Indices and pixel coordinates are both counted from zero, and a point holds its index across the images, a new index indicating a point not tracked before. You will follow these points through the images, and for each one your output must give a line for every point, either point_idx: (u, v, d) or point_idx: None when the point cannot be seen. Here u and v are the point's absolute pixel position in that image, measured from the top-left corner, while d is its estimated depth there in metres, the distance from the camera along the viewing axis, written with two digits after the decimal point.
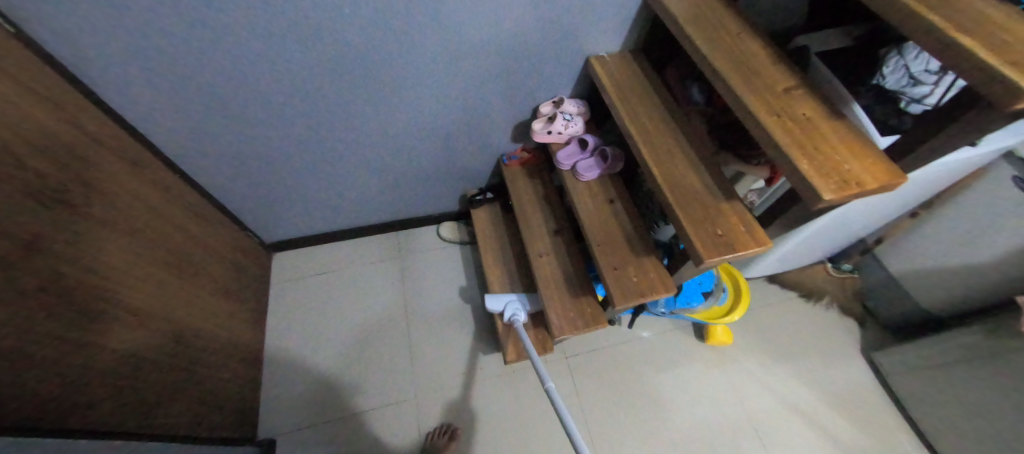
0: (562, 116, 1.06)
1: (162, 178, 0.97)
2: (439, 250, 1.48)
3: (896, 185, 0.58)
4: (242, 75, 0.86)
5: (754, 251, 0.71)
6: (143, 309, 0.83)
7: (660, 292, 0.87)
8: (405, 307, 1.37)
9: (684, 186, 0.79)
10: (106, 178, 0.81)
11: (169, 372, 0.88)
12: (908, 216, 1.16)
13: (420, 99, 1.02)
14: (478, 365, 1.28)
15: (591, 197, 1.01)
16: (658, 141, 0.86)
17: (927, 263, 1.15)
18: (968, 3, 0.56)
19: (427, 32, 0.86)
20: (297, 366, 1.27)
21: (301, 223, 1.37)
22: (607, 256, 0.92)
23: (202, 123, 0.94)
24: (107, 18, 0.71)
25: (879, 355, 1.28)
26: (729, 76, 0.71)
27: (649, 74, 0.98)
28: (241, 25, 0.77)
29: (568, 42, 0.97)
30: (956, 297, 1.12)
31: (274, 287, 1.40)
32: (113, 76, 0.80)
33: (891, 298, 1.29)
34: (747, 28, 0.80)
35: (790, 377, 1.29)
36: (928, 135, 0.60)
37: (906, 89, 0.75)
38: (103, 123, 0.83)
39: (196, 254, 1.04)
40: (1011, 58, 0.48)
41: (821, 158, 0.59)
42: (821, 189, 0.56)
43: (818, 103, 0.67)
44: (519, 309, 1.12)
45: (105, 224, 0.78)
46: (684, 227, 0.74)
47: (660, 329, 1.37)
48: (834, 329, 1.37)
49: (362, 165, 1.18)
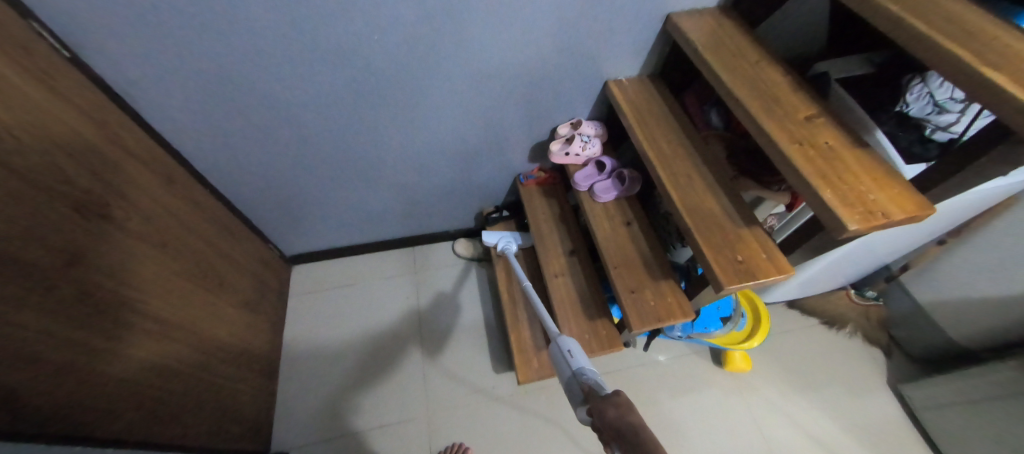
0: (580, 138, 1.08)
1: (192, 192, 1.00)
2: (455, 267, 1.49)
3: (923, 216, 0.57)
4: (273, 95, 0.89)
5: (776, 278, 0.70)
6: (169, 320, 0.85)
7: (677, 317, 0.85)
8: (419, 323, 1.38)
9: (703, 210, 0.79)
10: (141, 192, 0.84)
11: (190, 383, 0.89)
12: (935, 243, 1.12)
13: (442, 119, 1.04)
14: (490, 385, 1.27)
15: (608, 219, 1.01)
16: (677, 165, 0.86)
17: (957, 293, 1.12)
18: (995, 35, 0.55)
19: (451, 57, 0.89)
20: (311, 380, 1.28)
21: (320, 236, 1.39)
22: (623, 278, 0.91)
23: (232, 141, 0.97)
24: (152, 44, 0.75)
25: (907, 387, 1.23)
26: (750, 103, 0.71)
27: (668, 98, 0.99)
28: (276, 48, 0.80)
29: (588, 66, 0.98)
30: (987, 329, 1.09)
31: (292, 299, 1.42)
32: (155, 96, 0.84)
33: (918, 328, 1.25)
34: (767, 55, 0.80)
35: (812, 408, 1.25)
36: (958, 167, 0.59)
37: (930, 116, 0.74)
38: (142, 140, 0.88)
39: (221, 267, 1.07)
40: None
41: (845, 187, 0.59)
42: (846, 219, 0.55)
43: (840, 132, 0.67)
44: (511, 242, 1.32)
45: (139, 238, 0.82)
46: (704, 252, 0.74)
47: (676, 352, 1.34)
48: (858, 359, 1.32)
49: (383, 182, 1.21)
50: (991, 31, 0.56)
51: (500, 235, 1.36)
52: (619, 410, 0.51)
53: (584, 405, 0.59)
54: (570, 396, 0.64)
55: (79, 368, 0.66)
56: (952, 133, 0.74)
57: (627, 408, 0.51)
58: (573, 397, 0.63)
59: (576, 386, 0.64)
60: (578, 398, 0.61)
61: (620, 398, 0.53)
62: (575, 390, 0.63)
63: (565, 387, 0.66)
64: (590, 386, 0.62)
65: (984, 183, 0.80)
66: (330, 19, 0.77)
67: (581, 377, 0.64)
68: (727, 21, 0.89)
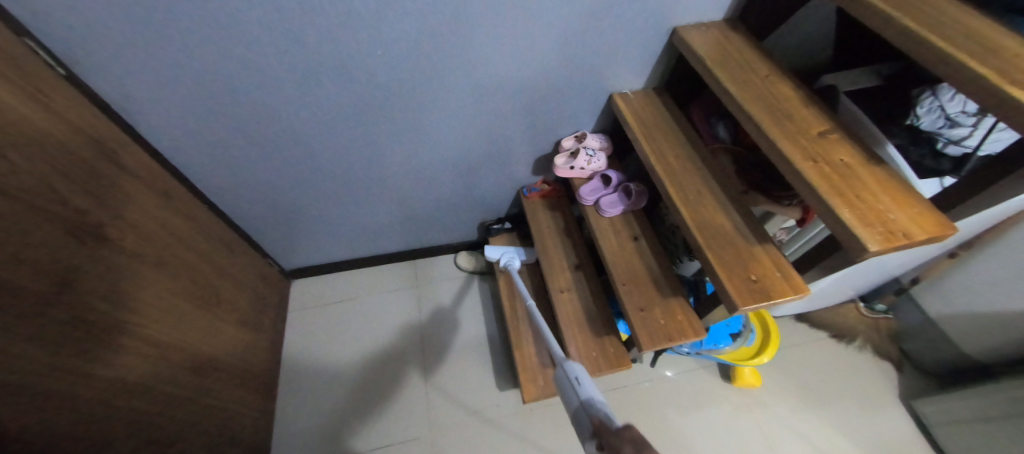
0: (585, 152, 1.06)
1: (190, 208, 0.99)
2: (457, 280, 1.47)
3: (945, 236, 0.55)
4: (273, 110, 0.88)
5: (791, 298, 0.68)
6: (164, 341, 0.83)
7: (688, 336, 0.83)
8: (421, 339, 1.35)
9: (713, 227, 0.77)
10: (139, 210, 0.83)
11: (187, 405, 0.87)
12: (946, 256, 1.10)
13: (444, 132, 1.03)
14: (495, 402, 1.24)
15: (614, 234, 1.00)
16: (685, 180, 0.85)
17: (970, 307, 1.10)
18: (1014, 51, 0.54)
19: (453, 70, 0.88)
20: (310, 399, 1.25)
21: (321, 250, 1.38)
22: (632, 295, 0.89)
23: (231, 156, 0.96)
24: (151, 60, 0.74)
25: (921, 403, 1.20)
26: (761, 119, 0.70)
27: (674, 111, 0.97)
28: (276, 63, 0.79)
29: (593, 79, 0.98)
30: (1002, 344, 1.06)
31: (292, 314, 1.40)
32: (153, 111, 0.83)
33: (930, 341, 1.22)
34: (775, 69, 0.79)
35: (824, 424, 1.22)
36: (981, 183, 0.57)
37: (942, 130, 0.73)
38: (139, 156, 0.86)
39: (219, 283, 1.05)
40: None
41: (863, 205, 0.57)
42: (867, 240, 0.53)
43: (854, 147, 0.65)
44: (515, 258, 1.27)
45: (136, 257, 0.80)
46: (715, 270, 0.72)
47: (683, 367, 1.32)
48: (870, 373, 1.30)
49: (385, 196, 1.20)
50: (1010, 46, 0.54)
51: (502, 250, 1.33)
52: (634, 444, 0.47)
53: (594, 439, 0.54)
54: (579, 428, 0.59)
55: (63, 393, 0.62)
56: (965, 147, 0.73)
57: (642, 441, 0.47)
58: (582, 428, 0.58)
59: (585, 418, 0.58)
60: (587, 432, 0.56)
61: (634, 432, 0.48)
62: (585, 422, 0.58)
63: (574, 419, 0.60)
64: (601, 416, 0.57)
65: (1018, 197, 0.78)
66: (332, 33, 0.76)
67: (591, 407, 0.59)
68: (734, 34, 0.88)
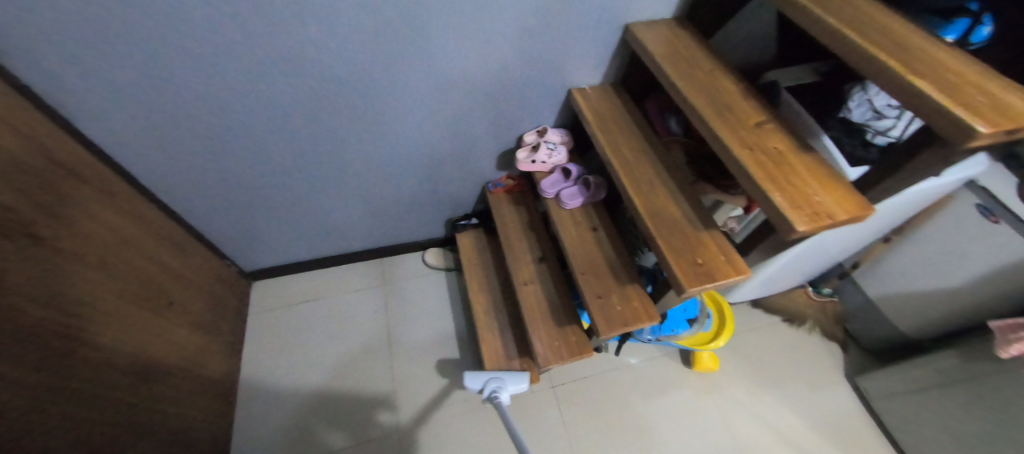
0: (546, 145, 1.08)
1: (136, 207, 0.95)
2: (424, 277, 1.47)
3: (865, 217, 0.59)
4: (225, 105, 0.86)
5: (734, 280, 0.72)
6: (102, 344, 0.80)
7: (643, 321, 0.86)
8: (388, 337, 1.35)
9: (664, 215, 0.81)
10: (75, 209, 0.79)
11: (134, 410, 0.84)
12: (881, 241, 1.19)
13: (405, 128, 1.03)
14: (462, 397, 1.25)
15: (574, 225, 1.02)
16: (639, 171, 0.88)
17: (905, 287, 1.17)
18: (918, 45, 0.58)
19: (409, 65, 0.88)
20: (272, 402, 1.22)
21: (282, 250, 1.35)
22: (591, 285, 0.91)
23: (180, 153, 0.93)
24: (85, 52, 0.71)
25: (863, 380, 1.28)
26: (704, 111, 0.73)
27: (629, 106, 1.01)
28: (224, 57, 0.77)
29: (551, 74, 1.00)
30: (931, 321, 1.14)
31: (254, 316, 1.36)
32: (91, 106, 0.79)
33: (871, 321, 1.31)
34: (719, 64, 0.83)
35: (776, 403, 1.29)
36: (888, 173, 0.60)
37: (871, 122, 0.78)
38: (76, 153, 0.82)
39: (170, 285, 1.02)
40: (963, 100, 0.48)
41: (793, 189, 0.61)
42: (794, 221, 0.57)
43: (787, 137, 0.70)
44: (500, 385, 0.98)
45: (71, 257, 0.76)
46: (665, 256, 0.75)
47: (646, 355, 1.36)
48: (818, 353, 1.38)
49: (349, 193, 1.19)
50: (916, 42, 0.59)
51: (485, 377, 1.00)
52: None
53: None
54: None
55: None
56: (890, 137, 0.79)
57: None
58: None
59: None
60: None
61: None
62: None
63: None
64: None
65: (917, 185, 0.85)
66: (282, 27, 0.75)
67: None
68: (682, 32, 0.91)
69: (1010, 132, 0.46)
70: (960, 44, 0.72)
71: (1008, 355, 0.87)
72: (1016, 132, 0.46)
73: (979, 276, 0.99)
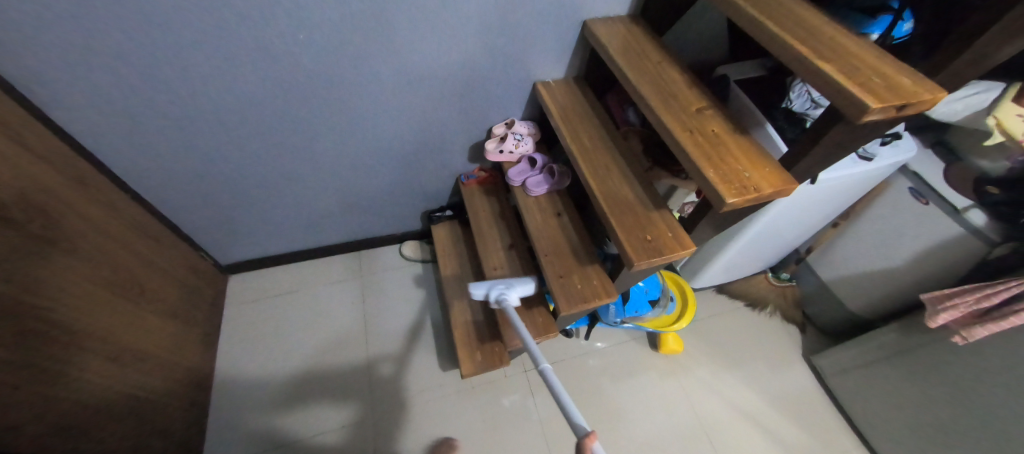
0: (513, 136, 1.13)
1: (108, 197, 0.96)
2: (401, 269, 1.50)
3: (788, 191, 0.67)
4: (196, 96, 0.88)
5: (679, 254, 0.78)
6: (73, 328, 0.82)
7: (602, 298, 0.92)
8: (364, 326, 1.37)
9: (618, 196, 0.86)
10: (46, 194, 0.81)
11: (103, 394, 0.86)
12: (830, 226, 1.25)
13: (376, 121, 1.06)
14: (437, 383, 1.29)
15: (539, 211, 1.07)
16: (596, 157, 0.94)
17: (853, 268, 1.24)
18: (832, 36, 0.65)
19: (379, 59, 0.91)
20: (248, 390, 1.24)
21: (258, 244, 1.36)
22: (552, 265, 0.96)
23: (152, 142, 0.94)
24: (56, 41, 0.72)
25: (817, 358, 1.36)
26: (651, 98, 0.79)
27: (590, 97, 1.06)
28: (195, 48, 0.80)
29: (517, 67, 1.04)
30: (875, 300, 1.22)
31: (229, 308, 1.37)
32: (65, 98, 0.81)
33: (823, 303, 1.39)
34: (668, 57, 0.90)
35: (737, 382, 1.35)
36: (806, 152, 0.67)
37: (810, 111, 0.85)
38: (47, 142, 0.83)
39: (143, 274, 1.03)
40: (859, 80, 0.57)
41: (726, 167, 0.68)
42: (724, 194, 0.64)
43: (724, 122, 0.77)
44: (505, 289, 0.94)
45: (41, 240, 0.78)
46: (618, 233, 0.81)
47: (616, 339, 1.42)
48: (778, 335, 1.45)
49: (323, 186, 1.21)
50: (828, 32, 0.66)
51: (489, 283, 0.96)
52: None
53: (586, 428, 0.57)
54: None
55: None
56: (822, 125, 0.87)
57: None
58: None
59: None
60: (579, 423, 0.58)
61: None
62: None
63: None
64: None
65: (829, 172, 0.90)
66: (251, 20, 0.78)
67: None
68: (636, 28, 0.97)
69: (900, 108, 0.54)
70: (885, 39, 0.76)
71: (936, 325, 0.95)
72: (905, 108, 0.54)
73: (915, 255, 1.06)
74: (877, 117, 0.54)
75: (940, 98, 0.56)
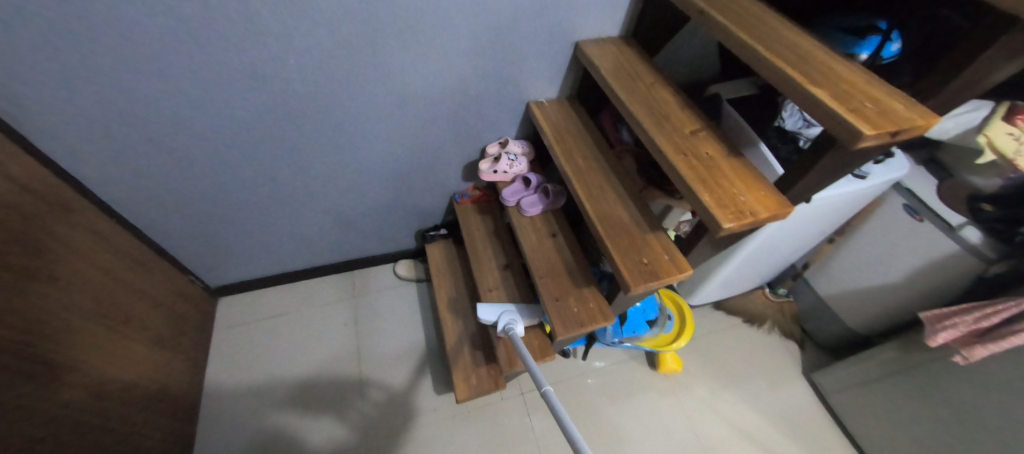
0: (507, 156, 1.13)
1: (94, 222, 0.95)
2: (395, 289, 1.48)
3: (784, 214, 0.68)
4: (185, 120, 0.87)
5: (677, 277, 0.77)
6: (54, 361, 0.80)
7: (599, 321, 0.90)
8: (357, 349, 1.35)
9: (614, 218, 0.86)
10: (27, 223, 0.79)
11: (82, 431, 0.83)
12: (826, 242, 1.25)
13: (369, 142, 1.05)
14: (432, 407, 1.26)
15: (534, 232, 1.06)
16: (591, 178, 0.93)
17: (850, 284, 1.23)
18: (821, 60, 0.66)
19: (371, 81, 0.91)
20: (236, 419, 1.20)
21: (248, 265, 1.33)
22: (548, 288, 0.95)
23: (140, 167, 0.93)
24: (41, 68, 0.72)
25: (817, 375, 1.35)
26: (645, 121, 0.79)
27: (583, 117, 1.06)
28: (183, 73, 0.79)
29: (509, 88, 1.04)
30: (873, 317, 1.21)
31: (218, 332, 1.34)
32: (50, 124, 0.80)
33: (821, 320, 1.38)
34: (660, 78, 0.90)
35: (737, 401, 1.33)
36: (801, 175, 0.67)
37: (802, 130, 0.84)
38: (31, 169, 0.82)
39: (128, 301, 1.01)
40: (852, 106, 0.57)
41: (721, 191, 0.68)
42: (721, 220, 0.64)
43: (718, 143, 0.77)
44: (515, 320, 1.03)
45: (21, 270, 0.76)
46: (614, 257, 0.80)
47: (614, 359, 1.40)
48: (777, 352, 1.44)
49: (315, 207, 1.20)
50: (818, 56, 0.66)
51: (501, 311, 1.06)
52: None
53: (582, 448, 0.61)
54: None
55: None
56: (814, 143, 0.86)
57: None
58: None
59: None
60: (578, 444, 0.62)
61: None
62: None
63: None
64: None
65: (825, 190, 0.90)
66: (240, 45, 0.78)
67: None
68: (628, 48, 0.97)
69: (893, 134, 0.55)
70: (873, 60, 0.76)
71: (935, 343, 0.93)
72: (899, 134, 0.55)
73: (912, 272, 1.05)
74: (871, 143, 0.55)
75: (932, 123, 0.57)
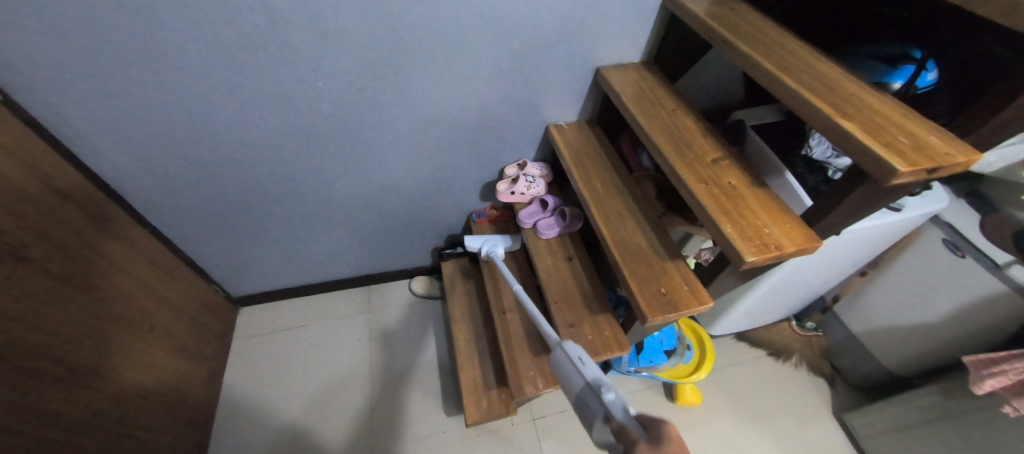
0: (525, 177, 1.12)
1: (126, 231, 0.98)
2: (410, 305, 1.48)
3: (812, 248, 0.65)
4: (217, 136, 0.90)
5: (696, 309, 0.74)
6: (83, 367, 0.82)
7: (614, 351, 0.87)
8: (370, 364, 1.34)
9: (631, 244, 0.84)
10: (67, 232, 0.84)
11: (107, 438, 0.85)
12: (857, 274, 1.19)
13: (390, 159, 1.06)
14: (441, 428, 1.23)
15: (550, 255, 1.05)
16: (608, 203, 0.92)
17: (885, 321, 1.16)
18: (851, 91, 0.64)
19: (396, 100, 0.93)
20: (249, 429, 1.21)
21: (269, 277, 1.36)
22: (562, 314, 0.93)
23: (172, 180, 0.96)
24: (90, 87, 0.77)
25: (850, 417, 1.27)
26: (665, 148, 0.78)
27: (602, 141, 1.06)
28: (217, 92, 0.83)
29: (531, 110, 1.05)
30: (910, 357, 1.13)
31: (236, 342, 1.36)
32: (94, 138, 0.84)
33: (852, 356, 1.30)
34: (682, 104, 0.89)
35: (761, 440, 1.26)
36: (831, 209, 0.64)
37: (832, 160, 0.81)
38: (75, 180, 0.87)
39: (155, 310, 1.04)
40: (885, 140, 0.55)
41: (744, 223, 0.66)
42: (744, 252, 0.62)
43: (740, 172, 0.75)
44: (497, 246, 1.20)
45: (58, 277, 0.80)
46: (631, 284, 0.78)
47: (630, 388, 1.35)
48: (805, 389, 1.36)
49: (336, 222, 1.22)
50: (847, 87, 0.64)
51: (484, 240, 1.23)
52: (652, 446, 0.42)
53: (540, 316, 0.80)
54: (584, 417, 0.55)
55: None
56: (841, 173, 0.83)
57: (664, 440, 0.42)
58: (590, 414, 0.53)
59: (592, 397, 0.55)
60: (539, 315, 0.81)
61: (635, 434, 0.45)
62: (596, 406, 0.53)
63: (577, 402, 0.57)
64: (603, 397, 0.53)
65: (860, 223, 0.86)
66: (274, 68, 0.81)
67: (597, 385, 0.56)
68: (649, 74, 0.97)
69: (931, 171, 0.52)
70: (907, 89, 0.73)
71: (982, 391, 0.87)
72: (937, 170, 0.52)
73: (952, 312, 0.99)
74: (906, 179, 0.52)
75: (974, 159, 0.54)
